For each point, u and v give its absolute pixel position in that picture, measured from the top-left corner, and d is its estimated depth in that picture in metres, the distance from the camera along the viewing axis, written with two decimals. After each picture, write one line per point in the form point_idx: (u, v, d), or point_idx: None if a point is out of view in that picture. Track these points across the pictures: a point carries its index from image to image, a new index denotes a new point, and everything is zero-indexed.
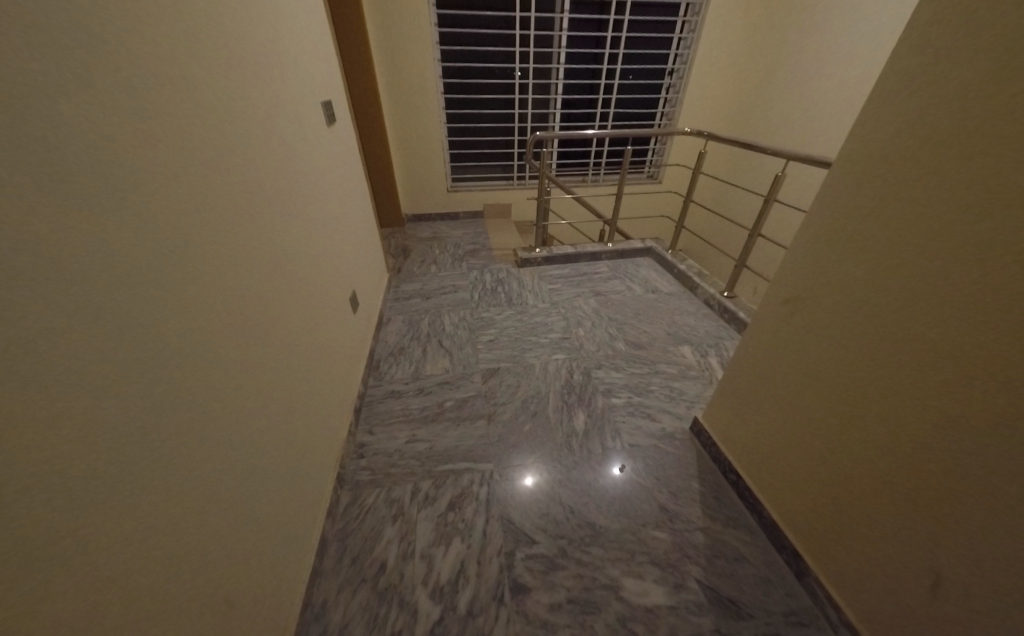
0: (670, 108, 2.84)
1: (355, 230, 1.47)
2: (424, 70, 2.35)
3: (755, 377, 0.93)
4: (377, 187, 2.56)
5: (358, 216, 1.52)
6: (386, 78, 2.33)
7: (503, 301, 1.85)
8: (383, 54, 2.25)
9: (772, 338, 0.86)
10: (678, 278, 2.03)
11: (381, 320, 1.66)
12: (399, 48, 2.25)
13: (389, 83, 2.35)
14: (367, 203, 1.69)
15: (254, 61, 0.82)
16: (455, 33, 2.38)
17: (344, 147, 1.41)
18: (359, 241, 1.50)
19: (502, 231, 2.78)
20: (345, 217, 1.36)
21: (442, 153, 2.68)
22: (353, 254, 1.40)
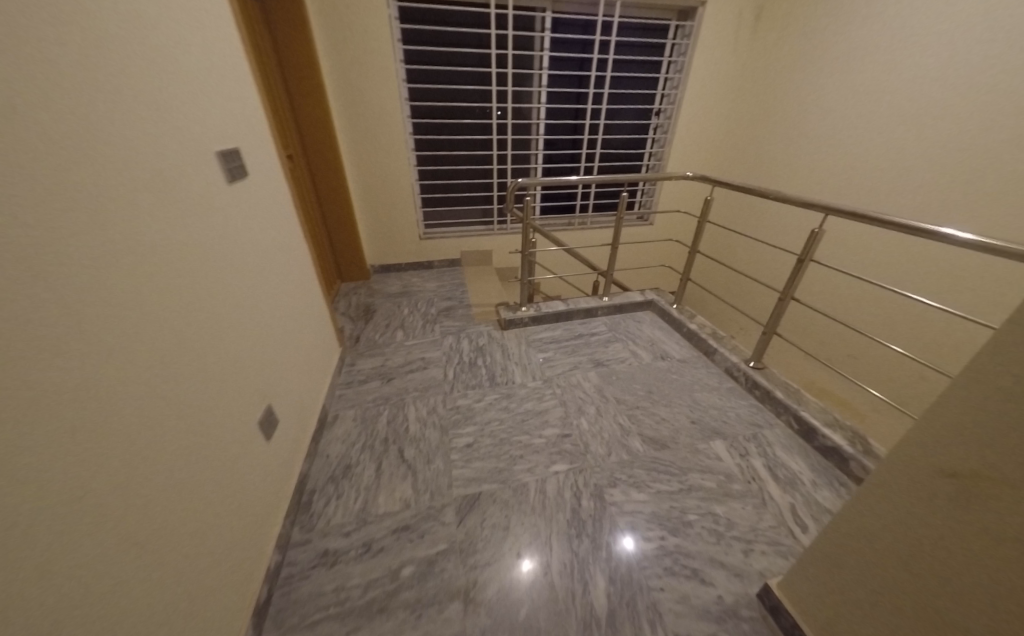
0: (659, 150, 2.70)
1: (284, 313, 1.11)
2: (388, 108, 2.09)
3: (873, 563, 0.60)
4: (335, 237, 2.23)
5: (289, 291, 1.17)
6: (343, 118, 2.06)
7: (484, 382, 1.50)
8: (340, 92, 1.99)
9: (904, 514, 0.55)
10: (694, 342, 1.76)
11: (322, 421, 1.26)
12: (357, 84, 2.00)
13: (347, 123, 2.08)
14: (307, 271, 1.35)
15: (73, 106, 0.51)
16: (426, 70, 2.16)
17: (268, 205, 1.08)
18: (288, 324, 1.13)
19: (483, 282, 2.47)
20: (264, 297, 1.00)
21: (413, 199, 2.39)
22: (277, 345, 1.04)
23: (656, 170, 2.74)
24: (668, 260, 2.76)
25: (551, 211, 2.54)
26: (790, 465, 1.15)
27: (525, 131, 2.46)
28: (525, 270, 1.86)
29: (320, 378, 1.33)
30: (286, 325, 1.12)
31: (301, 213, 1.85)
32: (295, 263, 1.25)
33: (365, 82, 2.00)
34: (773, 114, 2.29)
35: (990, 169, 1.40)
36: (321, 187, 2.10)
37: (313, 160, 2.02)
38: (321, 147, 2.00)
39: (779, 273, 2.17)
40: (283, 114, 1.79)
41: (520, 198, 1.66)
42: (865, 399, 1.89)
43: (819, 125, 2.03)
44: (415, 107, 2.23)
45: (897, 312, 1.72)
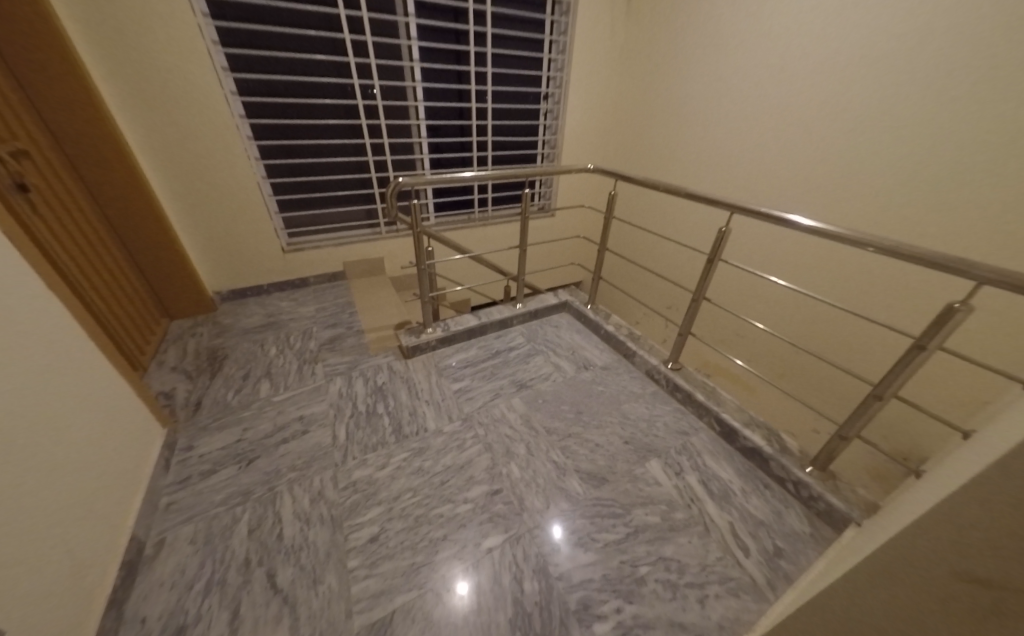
0: (551, 139, 2.61)
1: (11, 431, 0.70)
2: (199, 88, 1.58)
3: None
4: (145, 261, 1.68)
5: (21, 390, 0.74)
6: (122, 102, 1.48)
7: (390, 439, 1.24)
8: (116, 73, 1.43)
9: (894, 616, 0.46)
10: (612, 344, 1.71)
11: (137, 559, 0.88)
12: (140, 53, 1.44)
13: (135, 111, 1.51)
14: (70, 342, 0.90)
15: None
16: (251, 33, 1.65)
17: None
18: (23, 445, 0.72)
19: (377, 298, 2.12)
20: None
21: (265, 206, 1.93)
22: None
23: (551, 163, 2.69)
24: (573, 253, 2.74)
25: (447, 209, 2.28)
26: (720, 474, 1.14)
27: (402, 114, 2.11)
28: (425, 286, 1.59)
29: (122, 497, 0.92)
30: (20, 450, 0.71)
31: (74, 242, 1.30)
32: (33, 340, 0.80)
33: (153, 50, 1.45)
34: (652, 105, 2.36)
35: (848, 161, 1.57)
36: (106, 199, 1.51)
37: (82, 160, 1.42)
38: (94, 143, 1.42)
39: (670, 262, 2.29)
40: (3, 95, 1.17)
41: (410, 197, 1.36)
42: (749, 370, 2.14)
43: (694, 118, 2.14)
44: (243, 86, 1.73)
45: (777, 291, 1.95)
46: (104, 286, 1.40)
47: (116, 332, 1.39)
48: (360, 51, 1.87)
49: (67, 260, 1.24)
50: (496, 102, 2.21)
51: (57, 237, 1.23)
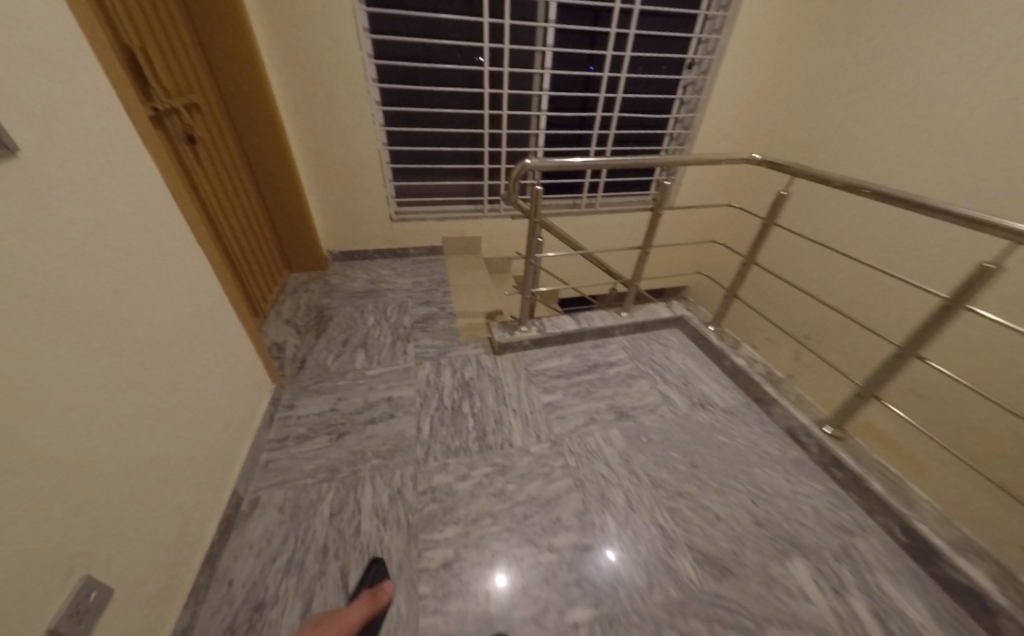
0: (687, 123, 2.18)
1: (150, 390, 0.72)
2: (341, 47, 1.57)
3: None
4: (277, 217, 1.79)
5: (164, 348, 0.76)
6: (277, 61, 1.54)
7: (473, 448, 1.15)
8: (274, 28, 1.48)
9: None
10: (739, 382, 1.38)
11: (233, 515, 0.91)
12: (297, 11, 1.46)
13: (285, 68, 1.57)
14: (205, 298, 0.92)
15: None
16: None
17: (113, 223, 0.66)
18: (157, 402, 0.73)
19: (471, 279, 2.04)
20: (112, 390, 0.63)
21: (381, 173, 1.94)
22: (133, 450, 0.66)
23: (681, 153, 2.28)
24: (691, 257, 2.34)
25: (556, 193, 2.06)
26: (906, 614, 0.83)
27: (524, 85, 1.91)
28: (528, 280, 1.43)
29: (230, 452, 0.95)
30: (154, 407, 0.72)
31: (225, 196, 1.40)
32: (177, 295, 0.82)
33: (307, 8, 1.47)
34: (846, 79, 1.80)
35: None
36: (254, 155, 1.61)
37: (240, 115, 1.51)
38: (251, 101, 1.50)
39: (832, 286, 1.85)
40: (185, 49, 1.24)
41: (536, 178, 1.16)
42: (902, 421, 1.77)
43: (913, 99, 1.56)
44: (378, 49, 1.70)
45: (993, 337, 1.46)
46: (244, 239, 1.52)
47: (248, 283, 1.50)
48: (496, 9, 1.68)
49: (218, 212, 1.34)
50: (633, 74, 1.87)
51: (213, 190, 1.32)
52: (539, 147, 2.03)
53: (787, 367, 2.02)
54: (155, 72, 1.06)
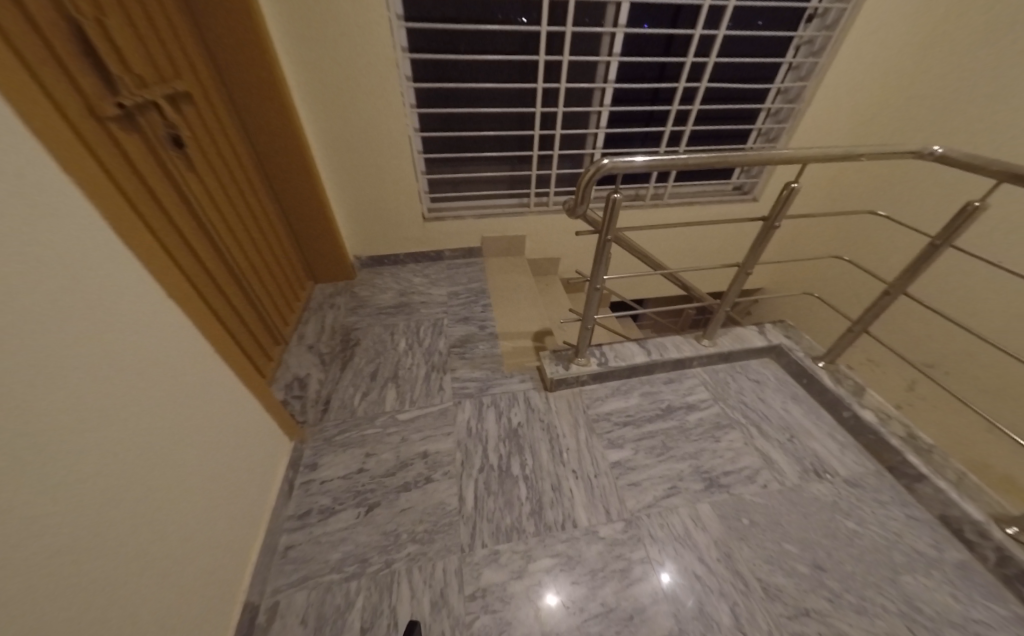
0: (793, 97, 1.72)
1: (105, 527, 0.55)
2: (365, 18, 1.29)
3: None
4: (295, 219, 1.60)
5: (126, 461, 0.59)
6: (289, 38, 1.29)
7: (527, 528, 0.94)
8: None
9: None
10: (863, 444, 1.13)
11: (249, 633, 0.79)
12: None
13: (299, 47, 1.31)
14: (186, 368, 0.74)
15: None
16: None
17: (31, 322, 0.47)
18: (114, 535, 0.56)
19: (517, 290, 1.85)
20: (40, 559, 0.46)
21: (414, 167, 1.69)
22: (77, 618, 0.50)
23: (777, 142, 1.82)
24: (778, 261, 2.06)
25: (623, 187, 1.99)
26: None
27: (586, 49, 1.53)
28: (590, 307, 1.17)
29: (227, 553, 0.80)
30: (115, 545, 0.56)
31: (227, 205, 1.20)
32: (144, 378, 0.63)
33: None
34: None
35: None
36: (266, 150, 1.39)
37: (245, 105, 1.28)
38: (258, 88, 1.26)
39: (970, 302, 1.55)
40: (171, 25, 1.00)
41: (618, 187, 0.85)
42: None
43: None
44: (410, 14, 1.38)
45: None
46: (255, 252, 1.33)
47: (264, 304, 1.33)
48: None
49: (220, 227, 1.14)
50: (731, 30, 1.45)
51: (210, 200, 1.12)
52: (600, 127, 1.66)
53: (897, 395, 1.80)
54: (124, 61, 0.82)
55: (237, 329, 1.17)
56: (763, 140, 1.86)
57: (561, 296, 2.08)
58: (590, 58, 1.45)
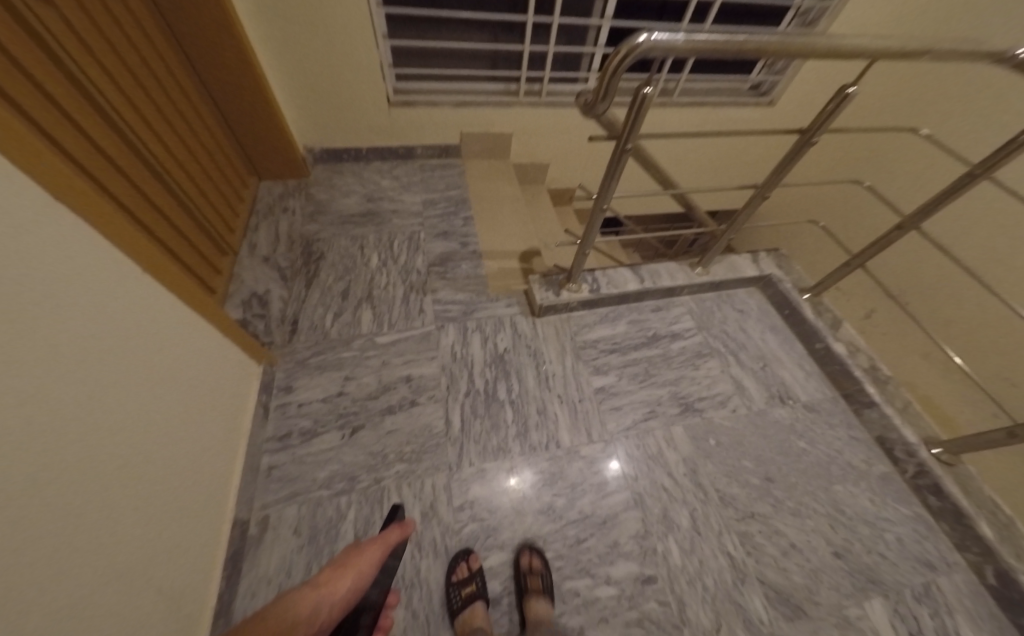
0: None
1: (68, 485, 0.48)
2: None
3: None
4: (215, 88, 1.22)
5: (69, 410, 0.49)
6: None
7: (512, 449, 0.97)
8: None
9: None
10: (826, 374, 1.22)
11: (243, 544, 0.82)
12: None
13: None
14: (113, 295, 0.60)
15: None
16: None
17: None
18: (82, 493, 0.50)
19: (501, 201, 1.67)
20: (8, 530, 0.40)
21: (375, 27, 1.31)
22: (62, 580, 0.46)
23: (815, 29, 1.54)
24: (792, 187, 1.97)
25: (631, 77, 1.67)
26: None
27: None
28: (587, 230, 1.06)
29: (209, 476, 0.78)
30: (83, 503, 0.50)
31: (122, 64, 0.87)
32: (65, 313, 0.50)
33: None
34: None
35: None
36: None
37: None
38: None
39: (957, 235, 1.56)
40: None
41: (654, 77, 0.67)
42: None
43: None
44: None
45: None
46: (173, 135, 1.03)
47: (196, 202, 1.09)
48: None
49: (118, 99, 0.84)
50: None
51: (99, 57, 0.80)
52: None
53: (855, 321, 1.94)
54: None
55: (171, 239, 0.96)
56: (798, 23, 1.57)
57: (547, 209, 1.91)
58: None
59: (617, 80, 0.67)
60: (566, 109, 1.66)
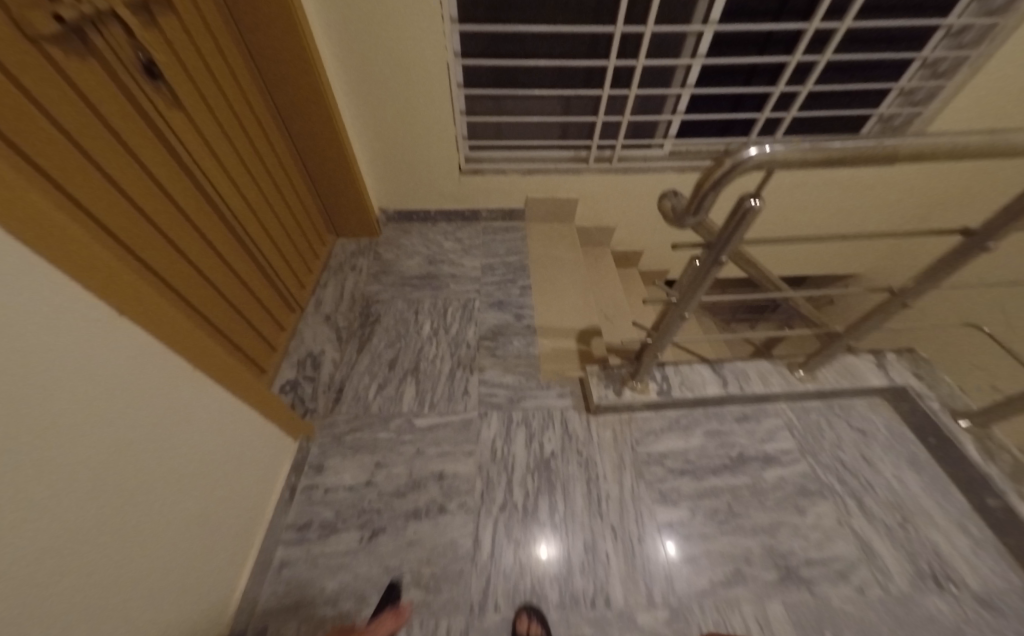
0: (965, 43, 1.19)
1: None
2: None
3: None
4: (308, 157, 1.33)
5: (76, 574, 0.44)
6: None
7: (550, 600, 0.78)
8: None
9: None
10: (1007, 548, 0.85)
11: None
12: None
13: None
14: (166, 388, 0.58)
15: None
16: None
17: None
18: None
19: (559, 274, 1.53)
20: None
21: (453, 106, 1.35)
22: None
23: (915, 118, 1.34)
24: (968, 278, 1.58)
25: (714, 140, 1.50)
26: None
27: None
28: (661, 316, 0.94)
29: (219, 579, 0.71)
30: None
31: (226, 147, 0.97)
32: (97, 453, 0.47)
33: None
34: None
35: None
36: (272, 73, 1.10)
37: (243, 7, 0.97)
38: None
39: None
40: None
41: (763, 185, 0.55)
42: None
43: None
44: None
45: None
46: (263, 202, 1.12)
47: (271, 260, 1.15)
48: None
49: (217, 177, 0.93)
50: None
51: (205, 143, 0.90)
52: (696, 56, 1.18)
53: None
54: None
55: (243, 302, 1.01)
56: (926, 76, 1.27)
57: (613, 286, 1.68)
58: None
59: (716, 195, 0.58)
60: (640, 175, 1.55)
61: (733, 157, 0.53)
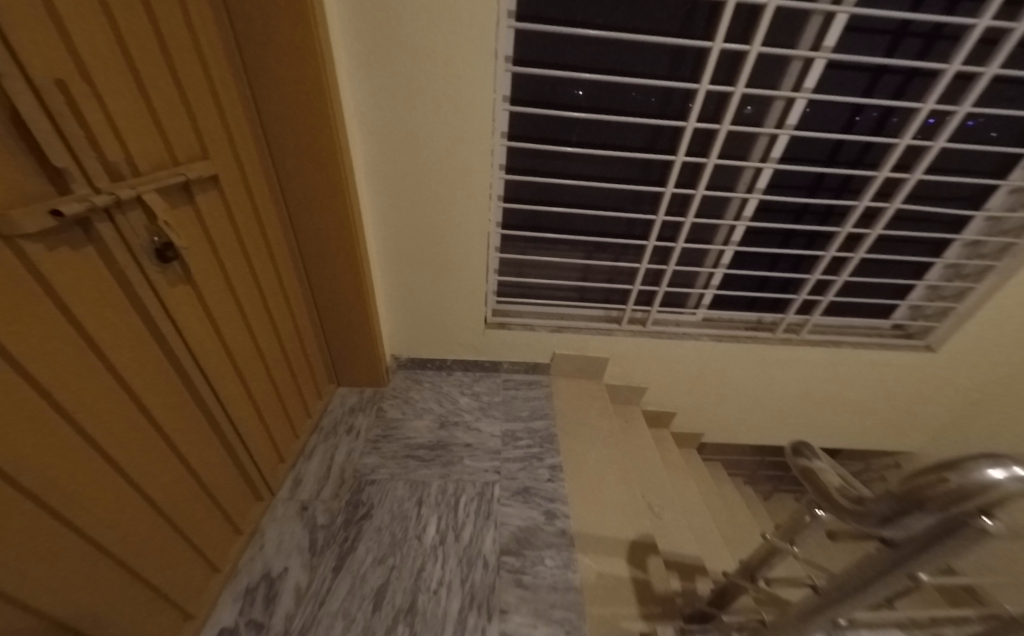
0: (985, 251, 1.25)
1: None
2: (466, 101, 1.00)
3: None
4: (326, 311, 1.22)
5: None
6: (363, 111, 1.00)
7: None
8: (366, 64, 0.93)
9: None
10: None
11: None
12: (410, 32, 0.89)
13: (376, 122, 1.02)
14: None
15: None
16: (566, 22, 1.00)
17: None
18: None
19: (593, 454, 1.29)
20: None
21: (487, 267, 1.33)
22: None
23: (949, 312, 1.37)
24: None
25: (747, 312, 1.49)
26: None
27: (733, 152, 1.22)
28: (764, 563, 0.72)
29: None
30: None
31: (231, 313, 0.85)
32: None
33: (420, 34, 0.90)
34: None
35: None
36: (307, 234, 1.06)
37: (294, 181, 0.97)
38: (309, 165, 0.94)
39: None
40: (207, 85, 0.72)
41: (1003, 503, 0.37)
42: None
43: None
44: (525, 100, 1.13)
45: None
46: (260, 371, 0.97)
47: (250, 441, 0.93)
48: (740, 27, 1.00)
49: (208, 349, 0.79)
50: (951, 142, 1.05)
51: (207, 313, 0.78)
52: (730, 243, 1.30)
53: None
54: (99, 144, 0.53)
55: (186, 506, 0.75)
56: (948, 275, 1.33)
57: (654, 464, 1.42)
58: (743, 163, 1.12)
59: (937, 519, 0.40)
60: (674, 340, 1.47)
61: (962, 479, 0.37)
